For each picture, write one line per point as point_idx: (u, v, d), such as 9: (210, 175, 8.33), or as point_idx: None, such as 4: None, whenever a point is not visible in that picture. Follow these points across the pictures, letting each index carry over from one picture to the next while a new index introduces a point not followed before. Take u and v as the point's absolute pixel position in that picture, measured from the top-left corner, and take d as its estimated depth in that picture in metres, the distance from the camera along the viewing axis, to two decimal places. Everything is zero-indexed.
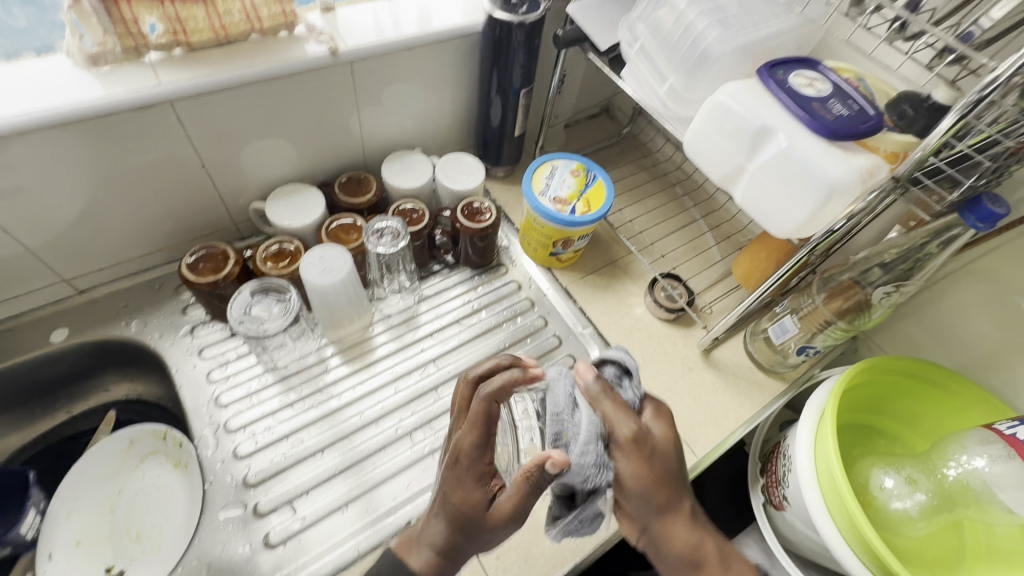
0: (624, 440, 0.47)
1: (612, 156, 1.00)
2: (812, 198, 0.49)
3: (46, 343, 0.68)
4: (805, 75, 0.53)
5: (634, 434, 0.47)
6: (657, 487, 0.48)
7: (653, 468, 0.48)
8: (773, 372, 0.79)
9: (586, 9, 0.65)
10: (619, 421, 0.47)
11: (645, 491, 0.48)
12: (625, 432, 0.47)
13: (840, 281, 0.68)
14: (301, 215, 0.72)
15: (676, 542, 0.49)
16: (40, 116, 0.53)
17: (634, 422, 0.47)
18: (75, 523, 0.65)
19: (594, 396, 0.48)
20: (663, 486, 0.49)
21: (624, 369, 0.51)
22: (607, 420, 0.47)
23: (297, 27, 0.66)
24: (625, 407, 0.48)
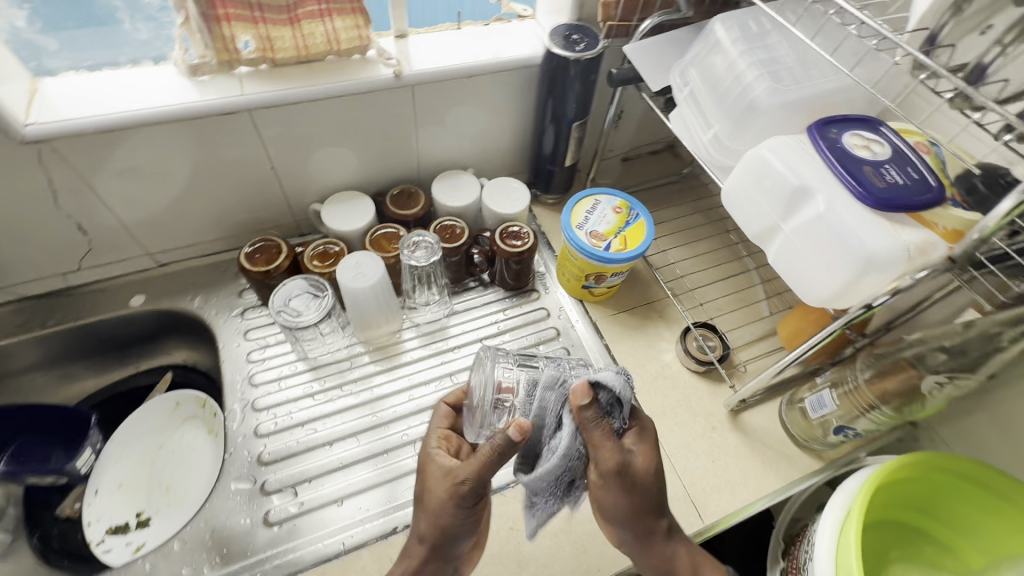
0: (607, 468, 0.48)
1: (668, 195, 0.97)
2: (848, 268, 0.45)
3: (126, 306, 0.78)
4: (862, 136, 0.50)
5: (617, 464, 0.48)
6: (637, 513, 0.51)
7: (634, 497, 0.50)
8: (807, 447, 0.72)
9: (643, 49, 0.64)
10: (604, 450, 0.48)
11: (624, 514, 0.51)
12: (607, 460, 0.48)
13: (892, 360, 0.61)
14: (351, 221, 0.78)
15: (654, 557, 0.53)
16: (142, 114, 0.62)
17: (618, 453, 0.49)
18: (121, 467, 0.73)
19: (581, 421, 0.48)
20: (642, 511, 0.51)
21: (617, 399, 0.49)
22: (593, 446, 0.48)
23: (370, 51, 0.72)
24: (612, 438, 0.48)
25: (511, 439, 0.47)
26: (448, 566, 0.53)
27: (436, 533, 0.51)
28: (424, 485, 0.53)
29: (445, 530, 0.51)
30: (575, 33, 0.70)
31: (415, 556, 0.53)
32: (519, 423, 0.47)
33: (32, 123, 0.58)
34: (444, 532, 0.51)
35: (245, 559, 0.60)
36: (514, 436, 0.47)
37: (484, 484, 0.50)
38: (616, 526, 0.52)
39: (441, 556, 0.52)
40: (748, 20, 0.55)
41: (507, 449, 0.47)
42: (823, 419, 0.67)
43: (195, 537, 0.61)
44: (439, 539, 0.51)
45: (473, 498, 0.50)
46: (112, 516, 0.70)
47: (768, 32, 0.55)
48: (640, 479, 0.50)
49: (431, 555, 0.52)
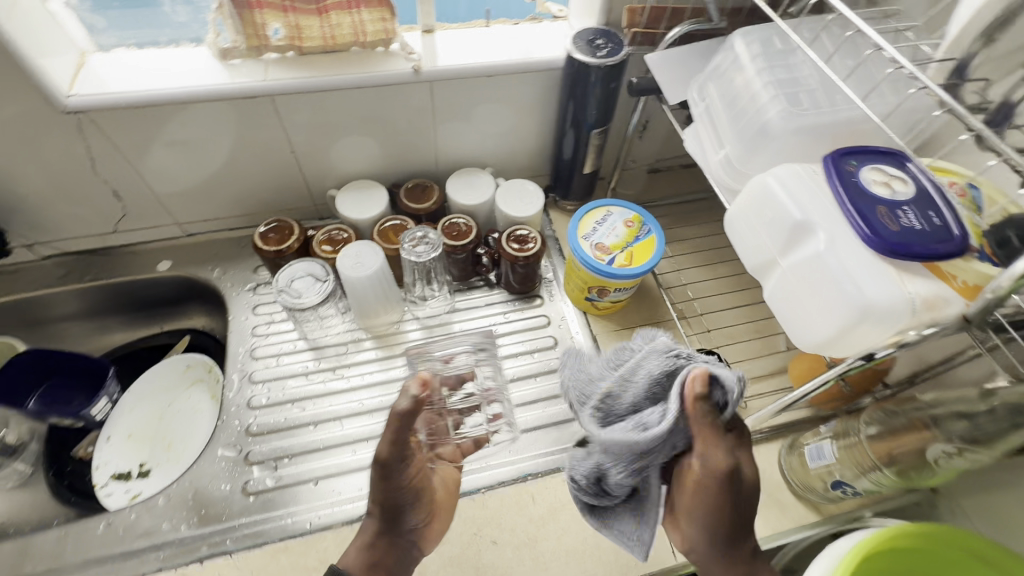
0: (716, 471, 0.42)
1: (695, 212, 0.93)
2: (843, 315, 0.41)
3: (153, 270, 0.84)
4: (883, 171, 0.45)
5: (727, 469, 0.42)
6: (728, 523, 0.44)
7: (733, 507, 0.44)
8: (804, 498, 0.67)
9: (665, 59, 0.61)
10: (716, 452, 0.42)
11: (716, 528, 0.45)
12: (712, 461, 0.43)
13: (903, 418, 0.56)
14: (363, 210, 0.79)
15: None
16: (170, 93, 0.65)
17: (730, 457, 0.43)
18: (132, 418, 0.79)
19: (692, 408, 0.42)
20: (737, 520, 0.45)
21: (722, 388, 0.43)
22: (704, 443, 0.43)
23: (395, 44, 0.73)
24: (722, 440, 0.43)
25: (415, 398, 0.48)
26: (405, 542, 0.53)
27: (381, 505, 0.51)
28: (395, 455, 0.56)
29: (386, 500, 0.51)
30: (600, 38, 0.68)
31: (368, 533, 0.52)
32: (420, 378, 0.49)
33: (74, 94, 0.63)
34: (387, 504, 0.51)
35: (219, 523, 0.63)
36: (417, 391, 0.48)
37: (404, 450, 0.49)
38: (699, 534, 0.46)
39: (388, 535, 0.52)
40: (772, 36, 0.51)
41: (416, 409, 0.48)
42: (822, 471, 0.62)
43: (178, 495, 0.64)
44: (380, 513, 0.51)
45: (400, 465, 0.50)
46: (118, 463, 0.75)
47: (792, 51, 0.51)
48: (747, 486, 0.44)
49: (381, 529, 0.52)
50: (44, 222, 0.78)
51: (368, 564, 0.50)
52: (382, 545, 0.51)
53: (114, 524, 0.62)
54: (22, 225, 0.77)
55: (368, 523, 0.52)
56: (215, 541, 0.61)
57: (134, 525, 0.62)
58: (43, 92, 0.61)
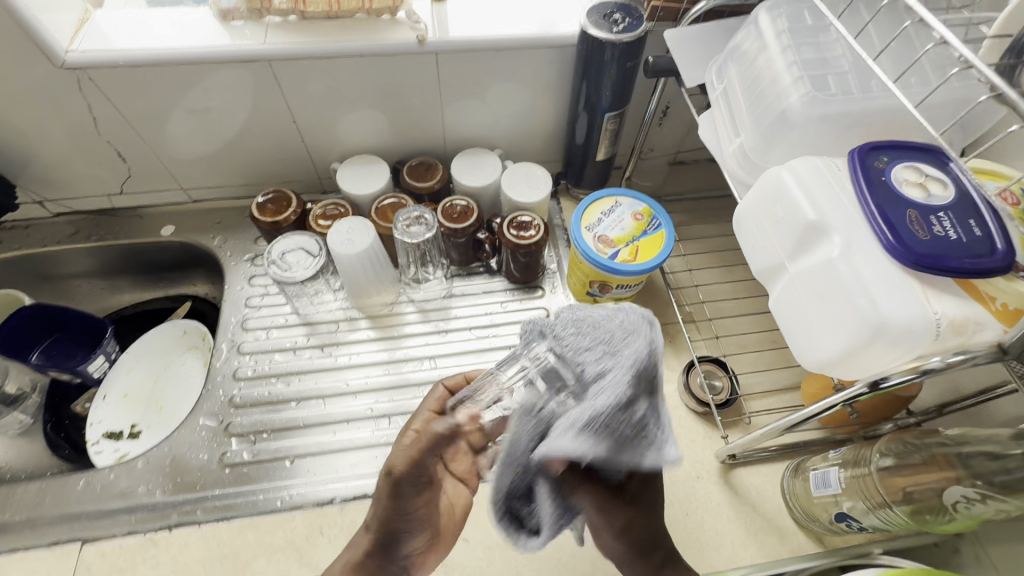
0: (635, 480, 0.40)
1: (715, 209, 0.86)
2: (853, 334, 0.36)
3: (157, 234, 0.84)
4: (919, 170, 0.39)
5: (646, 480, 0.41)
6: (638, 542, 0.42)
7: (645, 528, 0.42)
8: (805, 526, 0.62)
9: (686, 36, 0.56)
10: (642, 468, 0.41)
11: (637, 547, 0.42)
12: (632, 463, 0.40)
13: (923, 451, 0.49)
14: (362, 185, 0.77)
15: None
16: (168, 53, 0.64)
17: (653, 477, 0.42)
18: (129, 379, 0.80)
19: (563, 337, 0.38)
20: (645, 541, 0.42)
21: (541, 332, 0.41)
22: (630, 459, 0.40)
23: (401, 12, 0.69)
24: None
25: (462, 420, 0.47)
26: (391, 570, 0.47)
27: (383, 524, 0.46)
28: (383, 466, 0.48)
29: (391, 524, 0.46)
30: (618, 12, 0.63)
31: (360, 547, 0.46)
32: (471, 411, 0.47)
33: (73, 50, 0.62)
34: (391, 528, 0.46)
35: (193, 492, 0.62)
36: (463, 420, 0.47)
37: (418, 474, 0.45)
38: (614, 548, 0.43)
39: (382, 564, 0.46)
40: (803, 10, 0.45)
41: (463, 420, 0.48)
42: (826, 499, 0.57)
43: (156, 460, 0.64)
44: (378, 539, 0.46)
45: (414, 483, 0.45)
46: (111, 422, 0.76)
47: (826, 28, 0.44)
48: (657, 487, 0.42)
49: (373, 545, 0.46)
50: (54, 180, 0.78)
51: (349, 564, 0.45)
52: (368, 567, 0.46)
53: (93, 482, 0.62)
54: (32, 181, 0.78)
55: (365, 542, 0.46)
56: (186, 509, 0.60)
57: (111, 486, 0.62)
58: (40, 46, 0.60)
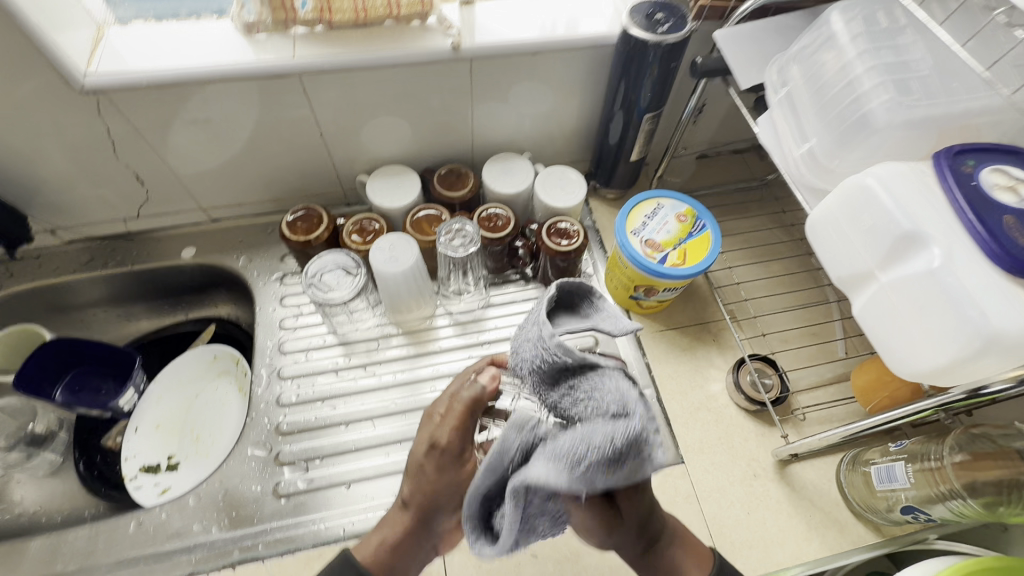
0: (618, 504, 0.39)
1: (745, 203, 0.86)
2: (956, 345, 0.36)
3: (178, 257, 0.81)
4: (1007, 173, 0.39)
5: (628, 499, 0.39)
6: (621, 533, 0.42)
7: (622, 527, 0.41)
8: (864, 517, 0.62)
9: (738, 36, 0.55)
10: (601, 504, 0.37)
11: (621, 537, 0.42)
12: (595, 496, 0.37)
13: (993, 446, 0.50)
14: (393, 198, 0.74)
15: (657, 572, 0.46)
16: (192, 72, 0.61)
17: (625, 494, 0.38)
18: (160, 409, 0.76)
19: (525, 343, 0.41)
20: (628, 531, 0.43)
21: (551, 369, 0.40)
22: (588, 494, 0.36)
23: (432, 18, 0.67)
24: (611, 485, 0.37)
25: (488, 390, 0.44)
26: (426, 544, 0.49)
27: (420, 501, 0.46)
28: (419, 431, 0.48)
29: (434, 499, 0.46)
30: (661, 12, 0.62)
31: (400, 526, 0.48)
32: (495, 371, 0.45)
33: (91, 73, 0.59)
34: (430, 503, 0.46)
35: (251, 526, 0.61)
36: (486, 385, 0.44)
37: (462, 453, 0.44)
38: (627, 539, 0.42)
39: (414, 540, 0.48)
40: (877, 11, 0.45)
41: (478, 400, 0.43)
42: (890, 493, 0.58)
43: (209, 495, 0.63)
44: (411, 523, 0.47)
45: (457, 463, 0.44)
46: (146, 455, 0.73)
47: (902, 29, 0.44)
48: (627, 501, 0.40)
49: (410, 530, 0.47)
50: (66, 207, 0.75)
51: (382, 548, 0.48)
52: (406, 543, 0.48)
53: (145, 523, 0.61)
54: (43, 210, 0.74)
55: (396, 515, 0.49)
56: (247, 545, 0.60)
57: (165, 526, 0.61)
58: (59, 70, 0.57)
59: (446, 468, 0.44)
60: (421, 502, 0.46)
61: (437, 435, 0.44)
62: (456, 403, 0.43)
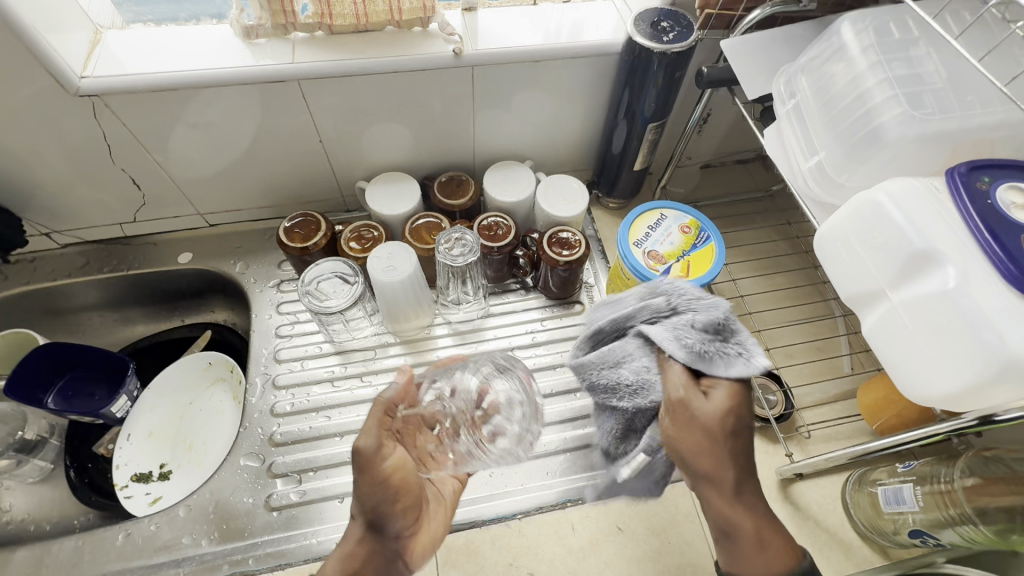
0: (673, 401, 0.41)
1: (750, 214, 0.85)
2: (971, 369, 0.35)
3: (174, 262, 0.80)
4: (1022, 191, 0.38)
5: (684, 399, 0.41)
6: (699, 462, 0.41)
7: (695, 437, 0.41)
8: (870, 540, 0.61)
9: (745, 46, 0.54)
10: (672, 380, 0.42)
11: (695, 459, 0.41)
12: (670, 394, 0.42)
13: (1006, 470, 0.48)
14: (393, 205, 0.73)
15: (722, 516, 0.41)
16: (190, 76, 0.60)
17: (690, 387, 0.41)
18: (153, 416, 0.75)
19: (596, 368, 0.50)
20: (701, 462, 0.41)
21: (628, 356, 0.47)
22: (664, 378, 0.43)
23: (433, 23, 0.66)
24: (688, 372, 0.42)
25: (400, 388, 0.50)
26: (388, 558, 0.45)
27: (364, 511, 0.45)
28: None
29: (369, 507, 0.45)
30: (666, 20, 0.61)
31: (352, 540, 0.45)
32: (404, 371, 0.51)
33: (88, 76, 0.58)
34: (372, 508, 0.45)
35: (242, 539, 0.60)
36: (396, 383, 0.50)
37: (379, 449, 0.46)
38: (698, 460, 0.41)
39: (372, 552, 0.45)
40: (888, 22, 0.44)
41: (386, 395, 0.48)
42: (898, 516, 0.56)
43: (199, 507, 0.62)
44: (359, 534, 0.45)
45: (379, 462, 0.45)
46: (138, 464, 0.71)
47: (914, 40, 0.43)
48: (709, 411, 0.40)
49: (362, 541, 0.45)
50: (62, 211, 0.74)
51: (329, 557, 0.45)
52: (361, 557, 0.44)
53: (133, 535, 0.60)
54: (39, 214, 0.74)
55: (345, 528, 0.46)
56: (237, 559, 0.58)
57: (154, 538, 0.60)
58: (54, 73, 0.56)
59: (371, 464, 0.45)
60: (364, 509, 0.45)
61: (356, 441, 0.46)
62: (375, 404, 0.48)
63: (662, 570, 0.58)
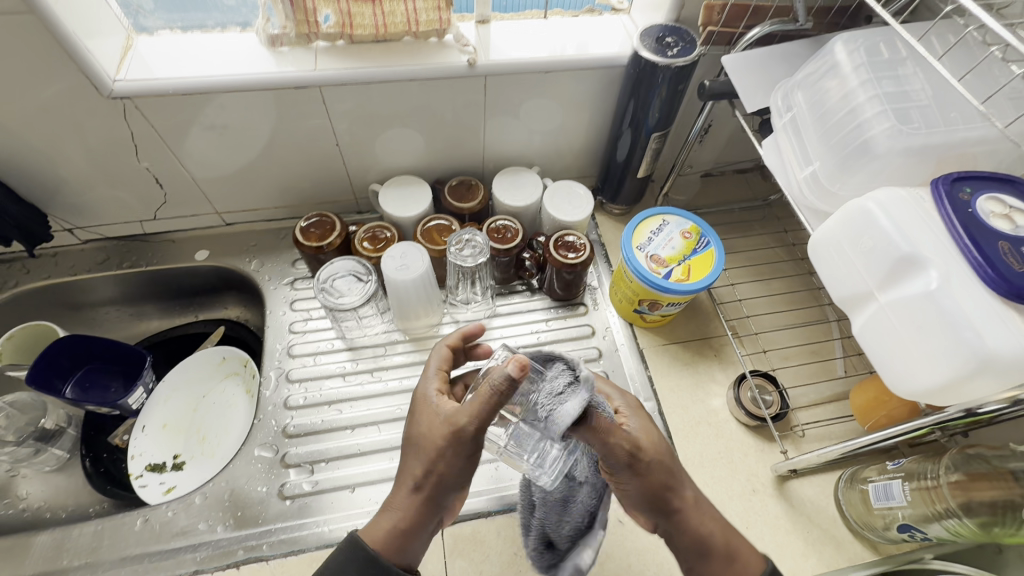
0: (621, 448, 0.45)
1: (749, 221, 0.88)
2: (953, 364, 0.38)
3: (191, 259, 0.83)
4: (1002, 201, 0.40)
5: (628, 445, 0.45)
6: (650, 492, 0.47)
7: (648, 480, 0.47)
8: (861, 535, 0.63)
9: (745, 62, 0.57)
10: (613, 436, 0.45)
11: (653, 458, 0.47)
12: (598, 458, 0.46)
13: (989, 466, 0.51)
14: (405, 207, 0.76)
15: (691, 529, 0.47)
16: (217, 81, 0.63)
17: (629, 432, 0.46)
18: (168, 409, 0.77)
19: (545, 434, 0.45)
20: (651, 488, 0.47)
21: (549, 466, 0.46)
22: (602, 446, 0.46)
23: (448, 35, 0.69)
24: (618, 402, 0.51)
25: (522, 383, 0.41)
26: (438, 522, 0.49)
27: (433, 480, 0.46)
28: (420, 424, 0.47)
29: (446, 481, 0.46)
30: (670, 36, 0.64)
31: (411, 506, 0.47)
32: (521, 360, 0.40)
33: (121, 79, 0.61)
34: (443, 483, 0.46)
35: (256, 526, 0.62)
36: (514, 374, 0.40)
37: (487, 430, 0.44)
38: (640, 495, 0.48)
39: (426, 519, 0.47)
40: (878, 43, 0.47)
41: (512, 390, 0.41)
42: (887, 511, 0.58)
43: (214, 495, 0.64)
44: (425, 499, 0.46)
45: (475, 448, 0.44)
46: (153, 454, 0.73)
47: (902, 60, 0.46)
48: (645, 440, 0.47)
49: (423, 510, 0.46)
50: (85, 207, 0.77)
51: (393, 526, 0.46)
52: (416, 523, 0.47)
53: (151, 520, 0.62)
54: (64, 211, 0.76)
55: (411, 501, 0.46)
56: (252, 545, 0.60)
57: (171, 524, 0.62)
58: (89, 76, 0.59)
59: (464, 451, 0.44)
60: (439, 479, 0.46)
61: (462, 421, 0.43)
62: (491, 392, 0.42)
63: (662, 561, 0.60)
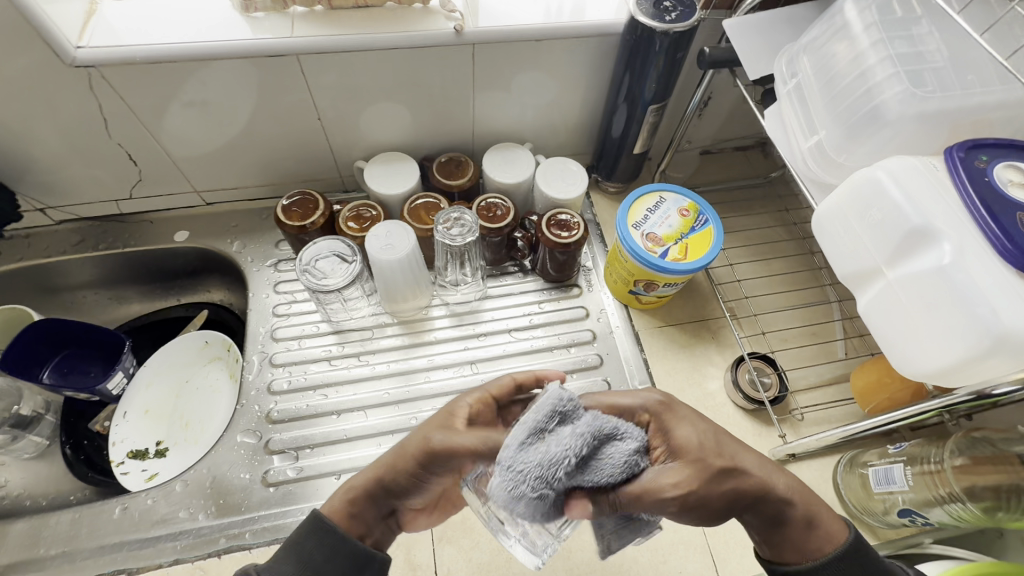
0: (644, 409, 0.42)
1: (749, 200, 0.85)
2: (963, 344, 0.35)
3: (171, 240, 0.80)
4: (1021, 169, 0.38)
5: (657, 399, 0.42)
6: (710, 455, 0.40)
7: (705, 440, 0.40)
8: (860, 520, 0.62)
9: (746, 27, 0.53)
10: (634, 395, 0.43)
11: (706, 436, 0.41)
12: (648, 403, 0.42)
13: (995, 450, 0.49)
14: (392, 185, 0.73)
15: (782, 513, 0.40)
16: (185, 49, 0.59)
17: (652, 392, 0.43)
18: (149, 394, 0.75)
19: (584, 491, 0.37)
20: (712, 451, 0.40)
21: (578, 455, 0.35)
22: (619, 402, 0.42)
23: (434, 0, 0.65)
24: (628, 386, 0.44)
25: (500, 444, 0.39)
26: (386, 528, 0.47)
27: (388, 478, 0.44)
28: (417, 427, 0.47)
29: (400, 488, 0.44)
30: (668, 0, 0.60)
31: (362, 483, 0.45)
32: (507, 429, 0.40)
33: (84, 46, 0.57)
34: (398, 486, 0.44)
35: (238, 514, 0.60)
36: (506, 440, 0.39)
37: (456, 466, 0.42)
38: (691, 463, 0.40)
39: (376, 517, 0.45)
40: (891, 0, 0.44)
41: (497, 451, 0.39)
42: (887, 496, 0.57)
43: (196, 482, 0.62)
44: (379, 492, 0.45)
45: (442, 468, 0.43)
46: (134, 440, 0.71)
47: (917, 19, 0.43)
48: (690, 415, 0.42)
49: (373, 502, 0.45)
50: (57, 186, 0.73)
51: (346, 496, 0.44)
52: (362, 517, 0.44)
53: (130, 509, 0.60)
54: (34, 189, 0.73)
55: (365, 494, 0.44)
56: (234, 533, 0.59)
57: (151, 512, 0.60)
58: (48, 42, 0.55)
59: (429, 465, 0.43)
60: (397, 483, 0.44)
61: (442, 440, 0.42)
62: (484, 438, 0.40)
63: (655, 547, 0.59)
